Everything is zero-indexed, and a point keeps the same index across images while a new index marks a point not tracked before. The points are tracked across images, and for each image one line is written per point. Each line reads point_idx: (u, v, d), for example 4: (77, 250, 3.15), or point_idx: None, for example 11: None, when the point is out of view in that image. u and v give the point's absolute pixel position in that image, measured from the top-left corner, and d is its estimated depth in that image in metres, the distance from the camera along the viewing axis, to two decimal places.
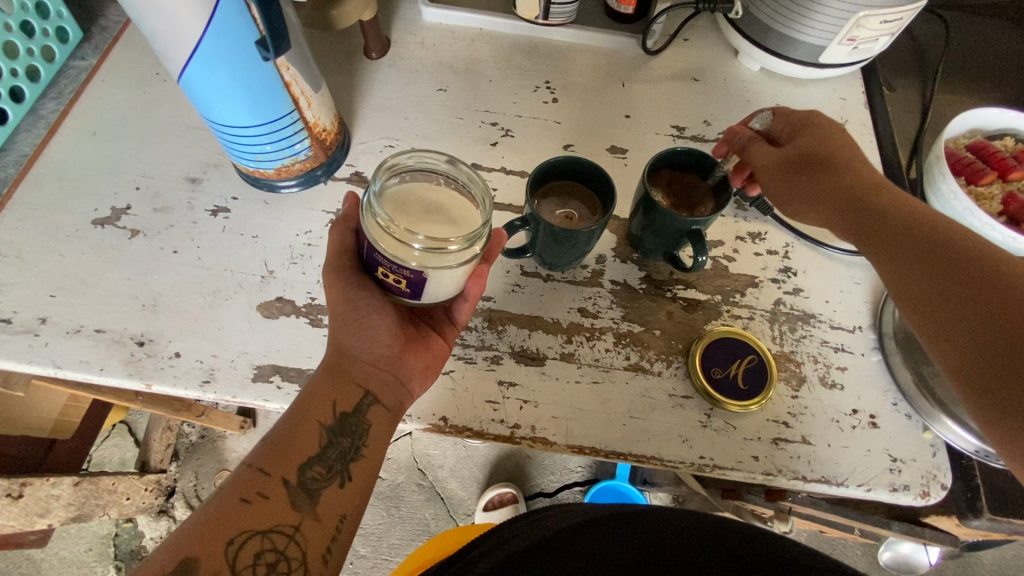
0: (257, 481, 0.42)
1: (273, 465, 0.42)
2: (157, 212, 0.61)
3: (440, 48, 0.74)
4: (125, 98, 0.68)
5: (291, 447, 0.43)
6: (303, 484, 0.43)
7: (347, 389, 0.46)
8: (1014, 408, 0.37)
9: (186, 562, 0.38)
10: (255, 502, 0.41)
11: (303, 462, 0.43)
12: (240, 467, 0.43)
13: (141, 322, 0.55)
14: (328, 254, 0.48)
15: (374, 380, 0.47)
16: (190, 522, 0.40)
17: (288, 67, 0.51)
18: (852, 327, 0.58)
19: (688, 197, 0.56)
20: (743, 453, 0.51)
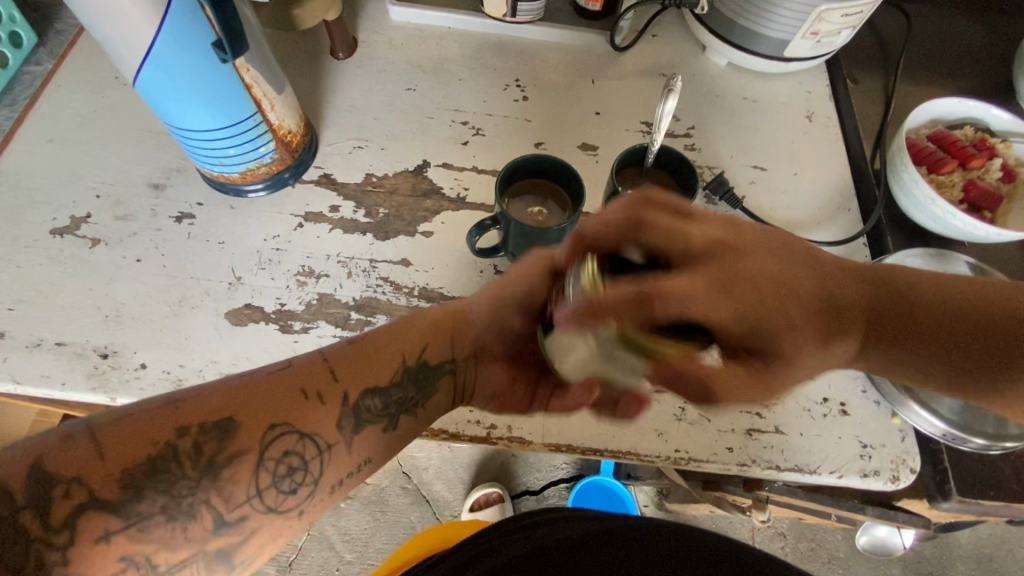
0: (322, 380, 0.43)
1: (346, 381, 0.44)
2: (119, 220, 0.59)
3: (408, 47, 0.73)
4: (82, 103, 0.66)
5: (366, 368, 0.45)
6: (357, 410, 0.44)
7: (441, 342, 0.49)
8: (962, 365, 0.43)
9: (228, 421, 0.39)
10: (310, 401, 0.42)
11: (369, 389, 0.45)
12: (313, 354, 0.44)
13: (104, 334, 0.54)
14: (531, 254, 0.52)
15: (463, 353, 0.50)
16: (243, 380, 0.41)
17: (247, 69, 0.50)
18: None
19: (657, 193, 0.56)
20: (718, 445, 0.52)
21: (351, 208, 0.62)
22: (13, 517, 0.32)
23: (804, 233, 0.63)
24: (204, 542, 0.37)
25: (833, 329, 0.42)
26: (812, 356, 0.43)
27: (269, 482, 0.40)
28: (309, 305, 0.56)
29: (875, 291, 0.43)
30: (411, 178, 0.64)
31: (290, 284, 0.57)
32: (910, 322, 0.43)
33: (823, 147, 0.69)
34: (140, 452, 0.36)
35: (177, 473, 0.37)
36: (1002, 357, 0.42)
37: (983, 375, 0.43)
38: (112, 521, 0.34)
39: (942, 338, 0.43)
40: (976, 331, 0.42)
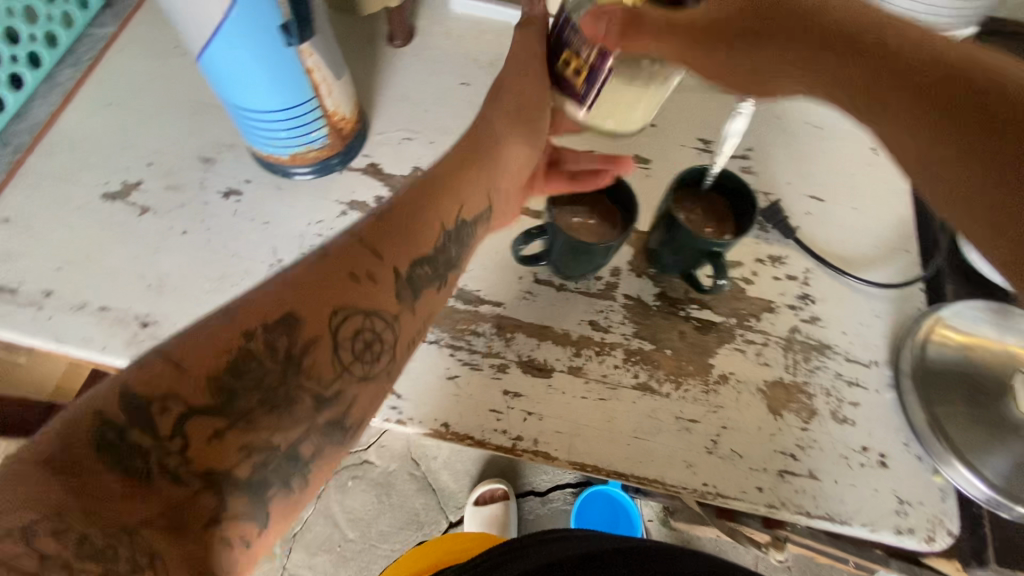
0: (364, 259, 0.38)
1: (386, 250, 0.40)
2: (168, 190, 0.60)
3: (466, 41, 0.72)
4: (142, 69, 0.66)
5: (398, 232, 0.41)
6: (410, 279, 0.41)
7: (460, 197, 0.47)
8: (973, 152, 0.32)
9: (289, 316, 0.34)
10: (361, 284, 0.38)
11: (416, 257, 0.41)
12: (338, 241, 0.39)
13: (146, 303, 0.54)
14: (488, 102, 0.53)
15: (485, 198, 0.50)
16: (284, 275, 0.36)
17: (311, 54, 0.49)
18: (867, 362, 0.56)
19: (712, 215, 0.54)
20: (747, 484, 0.50)
21: None
22: (121, 440, 0.28)
23: (858, 271, 0.61)
24: (314, 420, 0.34)
25: (840, 33, 0.41)
26: (818, 68, 0.42)
27: (356, 358, 0.36)
28: None
29: (913, 46, 0.37)
30: None
31: None
32: (912, 74, 0.36)
33: (886, 183, 0.66)
34: (221, 357, 0.31)
35: (263, 368, 0.32)
36: (1001, 206, 0.30)
37: (969, 198, 0.32)
38: (218, 421, 0.31)
39: (926, 121, 0.34)
40: (960, 186, 0.32)
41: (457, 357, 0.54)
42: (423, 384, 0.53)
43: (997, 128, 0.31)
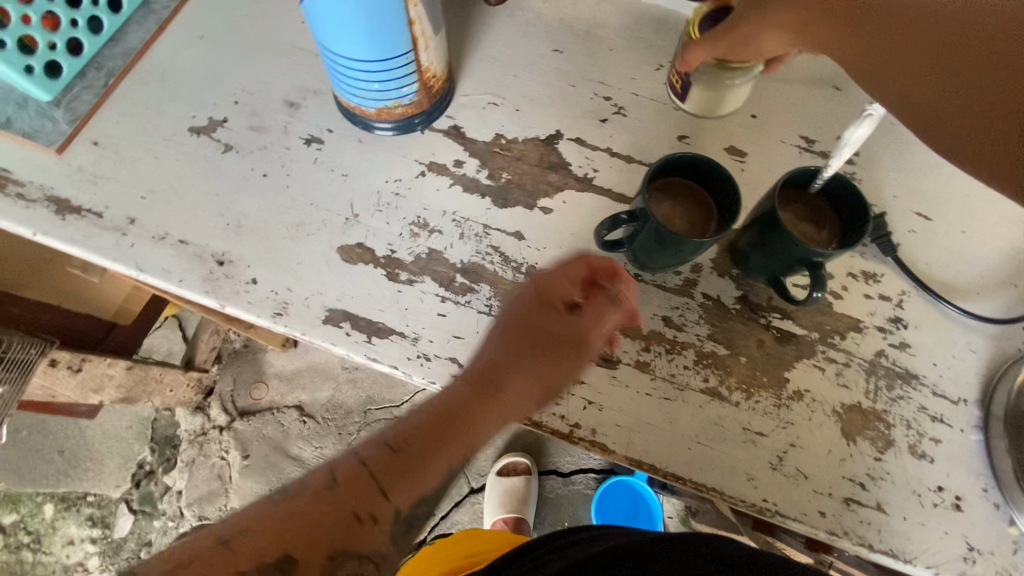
0: (360, 483, 0.45)
1: (394, 490, 0.46)
2: (252, 130, 0.60)
3: (564, 5, 0.68)
4: (236, 4, 0.66)
5: (413, 461, 0.47)
6: (407, 517, 0.46)
7: (452, 427, 0.49)
8: (988, 142, 0.40)
9: (286, 557, 0.41)
10: (363, 524, 0.44)
11: (416, 499, 0.46)
12: (343, 460, 0.47)
13: (223, 241, 0.55)
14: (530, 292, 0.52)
15: (514, 391, 0.50)
16: (289, 494, 0.45)
17: (415, 5, 0.47)
18: (955, 399, 0.53)
19: (811, 221, 0.50)
20: (809, 506, 0.48)
21: (476, 166, 0.60)
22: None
23: (958, 301, 0.56)
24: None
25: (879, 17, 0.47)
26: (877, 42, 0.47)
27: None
28: (418, 258, 0.55)
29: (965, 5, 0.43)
30: (540, 148, 0.61)
31: (403, 232, 0.56)
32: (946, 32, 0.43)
33: (1004, 208, 0.60)
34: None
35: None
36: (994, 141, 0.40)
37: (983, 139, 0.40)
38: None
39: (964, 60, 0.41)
40: (969, 126, 0.41)
41: None
42: None
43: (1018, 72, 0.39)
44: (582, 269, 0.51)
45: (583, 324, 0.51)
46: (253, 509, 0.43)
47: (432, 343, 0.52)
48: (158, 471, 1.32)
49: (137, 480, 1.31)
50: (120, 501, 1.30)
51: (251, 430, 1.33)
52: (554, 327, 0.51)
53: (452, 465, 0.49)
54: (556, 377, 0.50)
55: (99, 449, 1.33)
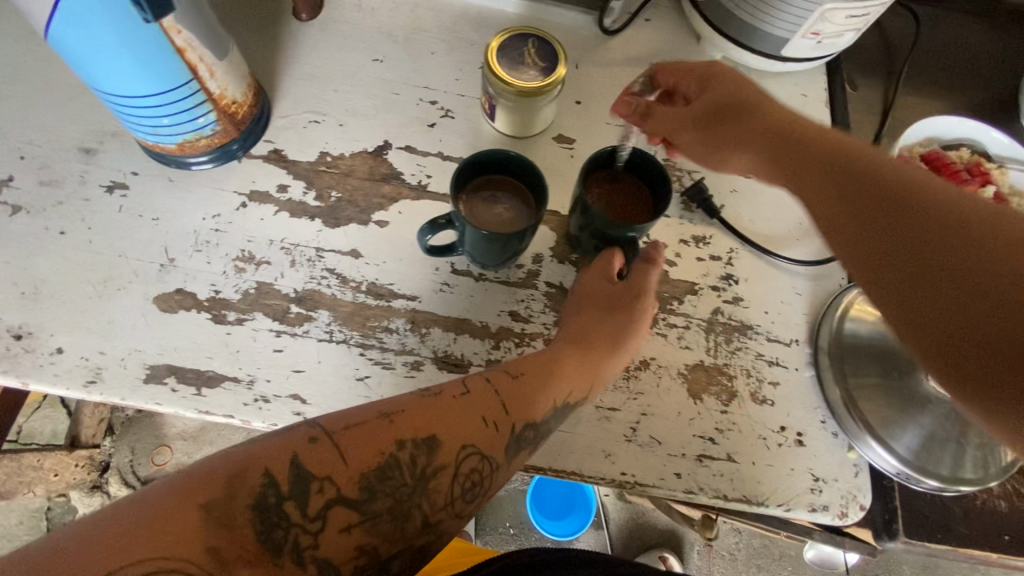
0: (331, 454, 0.35)
1: (503, 419, 0.43)
2: (43, 185, 0.54)
3: (379, 13, 0.67)
4: (11, 49, 0.59)
5: (533, 390, 0.45)
6: (359, 499, 0.35)
7: (541, 375, 0.47)
8: (895, 282, 0.34)
9: (433, 438, 0.39)
10: (323, 488, 0.34)
11: (382, 469, 0.36)
12: (315, 422, 0.36)
13: (19, 313, 0.49)
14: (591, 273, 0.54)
15: (590, 345, 0.50)
16: (229, 454, 0.33)
17: (179, 31, 0.44)
18: (788, 341, 0.56)
19: (625, 194, 0.52)
20: (665, 470, 0.50)
21: (301, 189, 0.57)
22: (280, 505, 0.32)
23: (781, 249, 0.60)
24: (413, 540, 0.36)
25: (804, 161, 0.43)
26: (798, 194, 0.43)
27: (461, 494, 0.39)
28: (245, 295, 0.52)
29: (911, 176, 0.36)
30: (369, 161, 0.59)
31: (227, 270, 0.53)
32: (869, 227, 0.36)
33: None
34: (374, 459, 0.36)
35: (401, 479, 0.36)
36: (896, 285, 0.34)
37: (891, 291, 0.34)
38: (351, 515, 0.34)
39: (877, 216, 0.36)
40: (886, 262, 0.34)
41: (367, 356, 0.51)
42: (331, 387, 0.50)
43: (913, 251, 0.33)
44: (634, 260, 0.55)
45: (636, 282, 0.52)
46: (401, 399, 0.40)
47: (269, 382, 0.49)
48: None
49: None
50: None
51: None
52: (634, 289, 0.52)
53: (565, 397, 0.47)
54: (620, 317, 0.51)
55: None
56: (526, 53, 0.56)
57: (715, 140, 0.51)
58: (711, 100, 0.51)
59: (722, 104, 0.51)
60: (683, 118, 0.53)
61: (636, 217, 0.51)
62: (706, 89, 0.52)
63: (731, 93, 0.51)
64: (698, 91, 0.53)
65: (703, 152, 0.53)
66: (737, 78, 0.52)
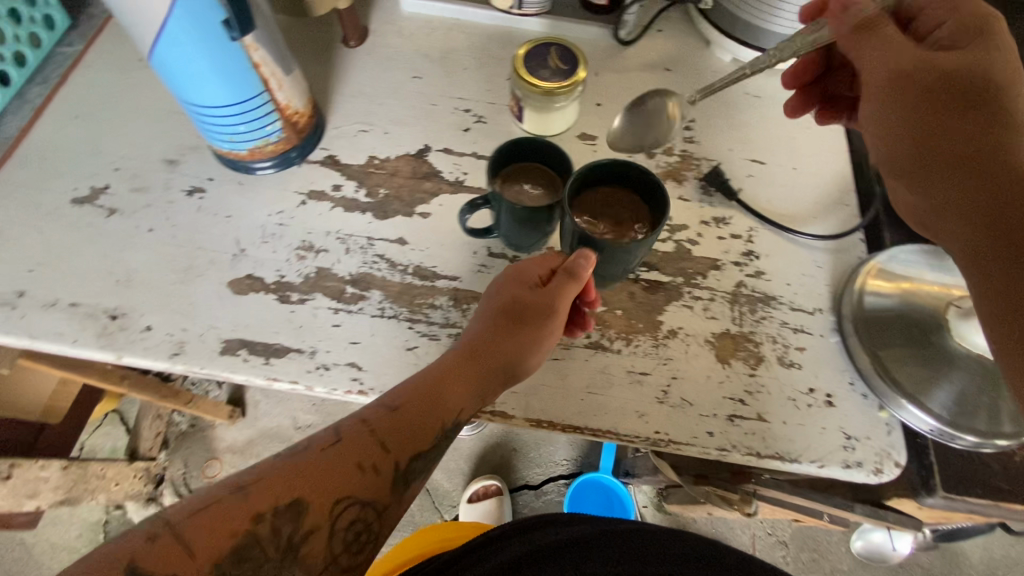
0: (174, 555, 0.36)
1: (386, 452, 0.44)
2: (135, 192, 0.63)
3: (417, 38, 0.75)
4: (108, 84, 0.70)
5: (415, 421, 0.46)
6: None
7: (434, 407, 0.47)
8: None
9: (298, 503, 0.40)
10: None
11: (240, 551, 0.38)
12: (154, 520, 0.37)
13: (115, 297, 0.57)
14: (501, 288, 0.54)
15: (489, 371, 0.50)
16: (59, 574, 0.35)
17: (256, 49, 0.52)
18: (812, 310, 0.58)
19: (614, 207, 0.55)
20: (698, 429, 0.52)
21: (353, 188, 0.64)
22: None
23: (801, 227, 0.63)
24: None
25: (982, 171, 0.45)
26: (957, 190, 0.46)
27: (345, 547, 0.41)
28: (306, 278, 0.58)
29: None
30: (412, 162, 0.66)
31: (290, 257, 0.59)
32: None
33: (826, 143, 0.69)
34: (226, 543, 0.38)
35: (263, 556, 0.38)
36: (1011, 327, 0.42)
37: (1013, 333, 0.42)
38: None
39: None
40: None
41: (416, 329, 0.56)
42: (383, 357, 0.55)
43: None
44: (555, 264, 0.54)
45: (551, 296, 0.50)
46: (267, 465, 0.41)
47: (329, 353, 0.55)
48: None
49: None
50: None
51: None
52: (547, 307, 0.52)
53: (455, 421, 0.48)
54: (520, 335, 0.50)
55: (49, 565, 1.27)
56: (550, 58, 0.63)
57: (902, 110, 0.49)
58: (935, 88, 0.47)
59: (953, 83, 0.47)
60: (912, 99, 0.48)
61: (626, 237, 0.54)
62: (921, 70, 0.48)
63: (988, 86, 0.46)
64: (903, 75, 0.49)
65: (913, 108, 0.48)
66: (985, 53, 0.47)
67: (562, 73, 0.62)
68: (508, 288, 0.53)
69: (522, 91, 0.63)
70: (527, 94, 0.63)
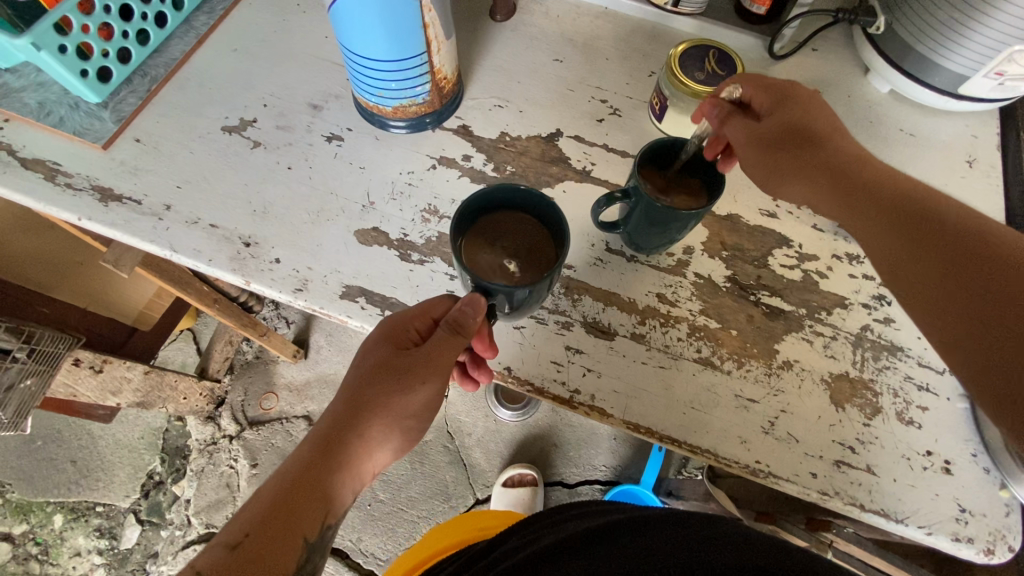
0: None
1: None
2: (279, 129, 0.66)
3: (563, 21, 0.75)
4: (267, 23, 0.73)
5: (272, 536, 0.42)
6: None
7: (299, 505, 0.44)
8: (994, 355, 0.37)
9: None
10: None
11: None
12: None
13: (249, 225, 0.60)
14: (363, 360, 0.49)
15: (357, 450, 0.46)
16: None
17: (429, 10, 0.53)
18: (941, 369, 0.55)
19: (521, 242, 0.52)
20: (800, 468, 0.50)
21: (482, 160, 0.65)
22: None
23: None
24: None
25: (882, 205, 0.46)
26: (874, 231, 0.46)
27: None
28: (428, 240, 0.60)
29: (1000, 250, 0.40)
30: (542, 144, 0.66)
31: (415, 218, 0.61)
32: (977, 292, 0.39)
33: (980, 196, 0.65)
34: None
35: None
36: (985, 368, 0.38)
37: (988, 379, 0.38)
38: None
39: (977, 295, 0.39)
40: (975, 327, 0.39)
41: None
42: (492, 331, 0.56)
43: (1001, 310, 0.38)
44: (435, 314, 0.50)
45: (424, 359, 0.47)
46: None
47: None
48: (168, 481, 1.36)
49: (146, 490, 1.34)
50: (128, 512, 1.34)
51: (260, 439, 1.37)
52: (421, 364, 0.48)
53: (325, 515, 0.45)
54: (391, 402, 0.47)
55: (111, 458, 1.37)
56: (707, 62, 0.61)
57: (785, 166, 0.52)
58: (784, 133, 0.52)
59: (790, 139, 0.52)
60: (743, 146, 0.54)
61: (529, 277, 0.51)
62: (780, 108, 0.53)
63: (816, 139, 0.51)
64: (774, 108, 0.54)
65: (776, 167, 0.53)
66: (819, 115, 0.53)
67: (718, 75, 0.60)
68: (368, 359, 0.48)
69: (671, 87, 0.61)
70: (674, 91, 0.61)
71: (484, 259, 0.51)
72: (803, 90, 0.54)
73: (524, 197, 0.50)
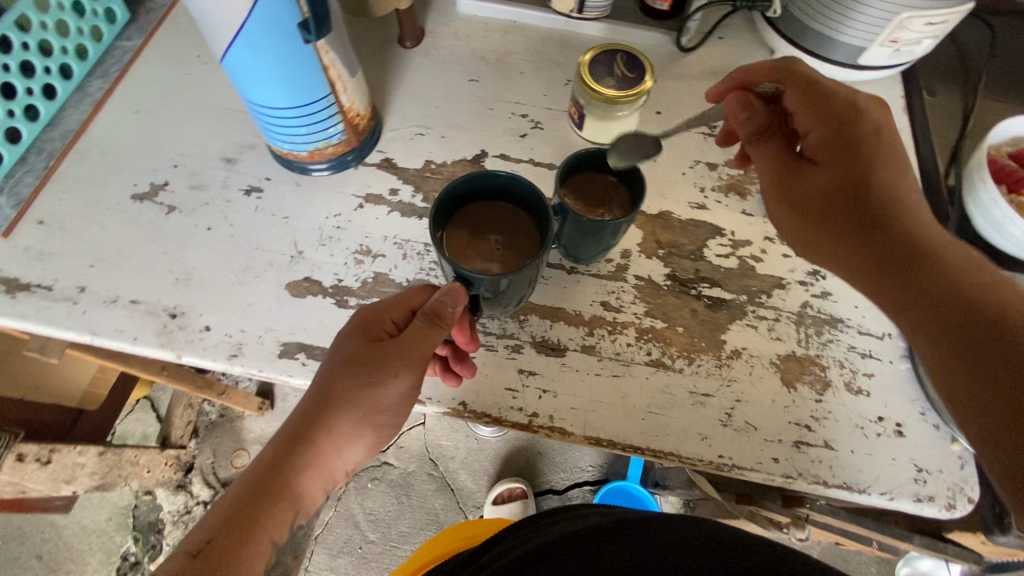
0: None
1: None
2: (193, 189, 0.63)
3: (474, 39, 0.74)
4: (167, 79, 0.70)
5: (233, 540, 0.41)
6: None
7: (266, 505, 0.43)
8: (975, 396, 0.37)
9: None
10: None
11: None
12: None
13: (174, 295, 0.57)
14: (337, 350, 0.47)
15: (327, 446, 0.44)
16: None
17: (327, 51, 0.52)
18: (881, 334, 0.56)
19: (502, 232, 0.53)
20: (762, 454, 0.51)
21: (410, 192, 0.64)
22: None
23: None
24: None
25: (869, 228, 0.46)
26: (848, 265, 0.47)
27: None
28: (364, 283, 0.58)
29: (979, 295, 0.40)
30: (468, 167, 0.66)
31: (348, 261, 0.59)
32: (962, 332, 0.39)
33: None
34: None
35: None
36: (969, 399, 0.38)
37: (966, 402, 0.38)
38: None
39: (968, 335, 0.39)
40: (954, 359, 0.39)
41: None
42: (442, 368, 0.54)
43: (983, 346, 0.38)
44: (411, 303, 0.48)
45: (397, 351, 0.45)
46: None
47: None
48: (144, 560, 1.29)
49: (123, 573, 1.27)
50: None
51: None
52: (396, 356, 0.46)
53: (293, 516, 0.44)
54: (362, 397, 0.45)
55: (79, 547, 1.30)
56: (616, 67, 0.61)
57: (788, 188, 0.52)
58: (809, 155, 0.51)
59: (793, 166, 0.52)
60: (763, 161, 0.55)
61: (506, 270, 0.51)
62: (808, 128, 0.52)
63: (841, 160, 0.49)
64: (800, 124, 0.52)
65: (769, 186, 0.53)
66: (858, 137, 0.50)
67: (632, 72, 0.60)
68: (341, 350, 0.46)
69: (586, 97, 0.61)
70: (590, 101, 0.62)
71: (467, 248, 0.52)
72: (842, 100, 0.50)
73: (496, 183, 0.51)
